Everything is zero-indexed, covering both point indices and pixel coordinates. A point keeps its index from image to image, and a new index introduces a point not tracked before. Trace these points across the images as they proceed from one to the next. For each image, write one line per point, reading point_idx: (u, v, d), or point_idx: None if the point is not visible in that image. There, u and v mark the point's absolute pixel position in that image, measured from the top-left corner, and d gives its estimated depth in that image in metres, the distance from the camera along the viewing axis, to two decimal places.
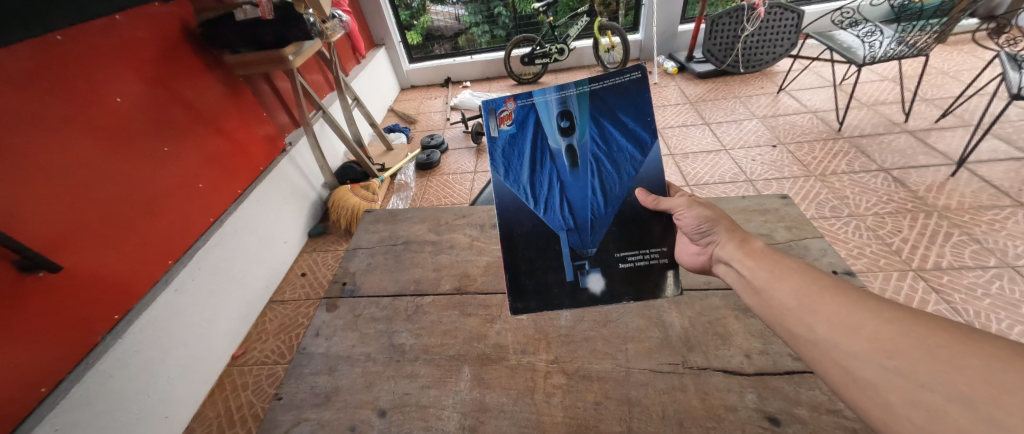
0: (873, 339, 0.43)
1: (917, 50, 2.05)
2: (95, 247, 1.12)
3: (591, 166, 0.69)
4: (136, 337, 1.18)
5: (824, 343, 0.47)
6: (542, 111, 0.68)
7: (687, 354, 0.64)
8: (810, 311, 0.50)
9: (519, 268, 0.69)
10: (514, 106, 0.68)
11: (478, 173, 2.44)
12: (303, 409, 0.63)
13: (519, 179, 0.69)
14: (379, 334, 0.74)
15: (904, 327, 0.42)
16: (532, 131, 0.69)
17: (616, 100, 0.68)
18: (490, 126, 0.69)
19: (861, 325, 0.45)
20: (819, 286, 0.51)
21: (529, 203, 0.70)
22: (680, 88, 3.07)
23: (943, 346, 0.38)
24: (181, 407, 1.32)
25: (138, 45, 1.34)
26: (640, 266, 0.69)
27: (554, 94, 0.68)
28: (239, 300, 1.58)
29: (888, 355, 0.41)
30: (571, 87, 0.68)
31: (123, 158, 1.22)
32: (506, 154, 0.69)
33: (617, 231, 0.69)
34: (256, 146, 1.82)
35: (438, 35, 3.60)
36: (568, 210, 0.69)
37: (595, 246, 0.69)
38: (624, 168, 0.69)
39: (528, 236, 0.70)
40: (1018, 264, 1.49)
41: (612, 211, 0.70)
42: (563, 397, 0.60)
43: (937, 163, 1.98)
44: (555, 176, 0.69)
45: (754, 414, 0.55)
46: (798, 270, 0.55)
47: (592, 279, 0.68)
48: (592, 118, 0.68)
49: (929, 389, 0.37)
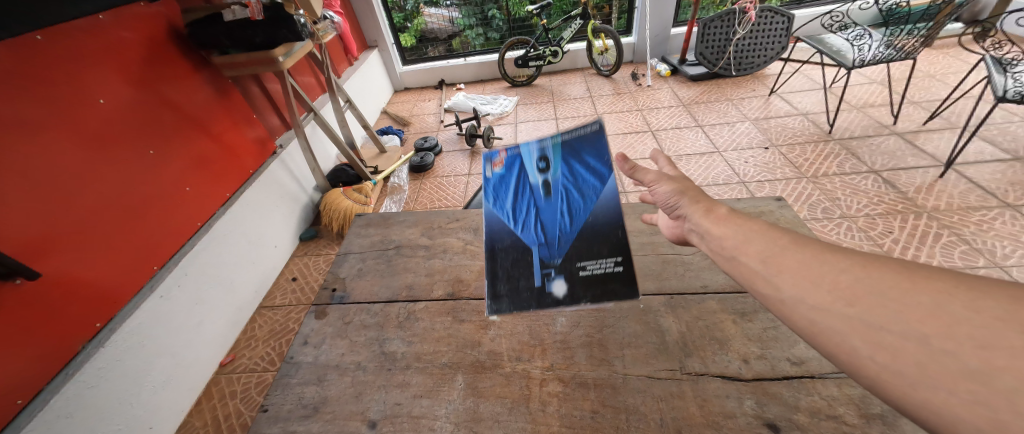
0: (833, 289, 0.42)
1: (905, 53, 2.06)
2: (74, 253, 1.08)
3: (562, 185, 0.69)
4: (119, 345, 1.14)
5: (790, 300, 0.45)
6: (525, 153, 0.73)
7: (685, 359, 0.63)
8: (775, 272, 0.48)
9: (496, 274, 0.69)
10: (504, 151, 0.74)
11: (472, 175, 2.42)
12: (291, 421, 0.61)
13: (503, 206, 0.71)
14: (370, 342, 0.71)
15: (859, 274, 0.42)
16: (516, 168, 0.72)
17: (590, 141, 0.70)
18: (483, 167, 0.74)
19: (823, 279, 0.43)
20: (780, 247, 0.49)
21: (510, 224, 0.70)
22: (673, 90, 3.09)
23: (893, 286, 0.39)
24: (166, 417, 1.28)
25: (124, 45, 1.31)
26: (599, 273, 0.65)
27: (539, 141, 0.73)
28: (227, 306, 1.55)
29: (849, 303, 0.41)
30: (552, 136, 0.73)
31: (105, 161, 1.18)
32: (493, 186, 0.72)
33: (583, 243, 0.67)
34: (247, 148, 1.78)
35: (432, 38, 3.58)
36: (542, 228, 0.69)
37: (561, 256, 0.67)
38: (593, 194, 0.69)
39: (507, 248, 0.70)
40: (1007, 264, 1.50)
41: (580, 228, 0.68)
42: (559, 405, 0.59)
43: (925, 165, 2.01)
44: (532, 203, 0.70)
45: (753, 421, 0.54)
46: (756, 230, 0.53)
47: (556, 283, 0.66)
48: (567, 156, 0.71)
49: (888, 330, 0.37)
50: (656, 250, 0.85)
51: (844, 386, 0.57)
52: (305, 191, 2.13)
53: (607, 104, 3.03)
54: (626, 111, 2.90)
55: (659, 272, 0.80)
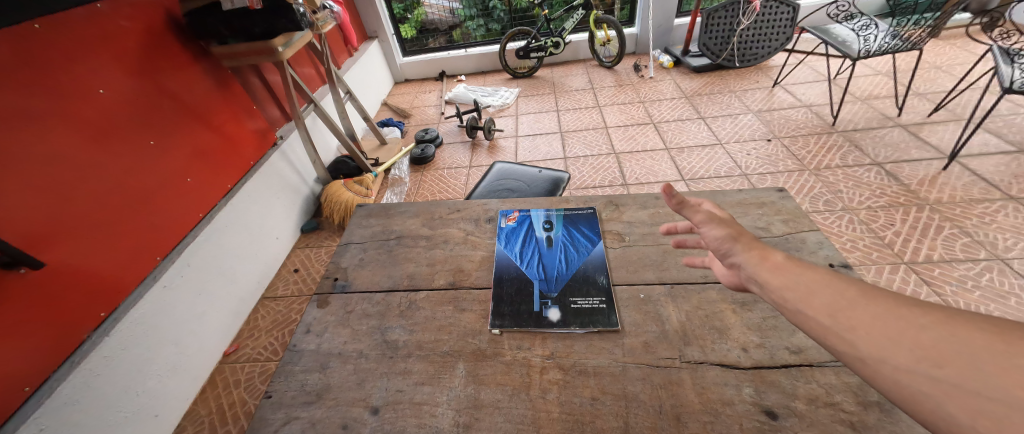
0: (917, 348, 0.37)
1: (912, 43, 2.03)
2: (76, 243, 1.08)
3: (562, 248, 0.85)
4: (123, 335, 1.15)
5: (869, 360, 0.39)
6: (534, 218, 0.95)
7: (684, 348, 0.63)
8: (846, 328, 0.42)
9: (501, 296, 0.75)
10: (518, 215, 0.97)
11: (472, 168, 2.42)
12: (295, 407, 0.62)
13: (512, 248, 0.87)
14: (371, 331, 0.72)
15: (942, 333, 0.37)
16: (526, 227, 0.93)
17: (582, 220, 0.93)
18: (501, 221, 0.95)
19: (902, 336, 0.38)
20: (849, 301, 0.44)
21: (517, 262, 0.83)
22: (676, 82, 3.06)
23: (988, 346, 0.34)
24: (171, 405, 1.30)
25: (121, 34, 1.30)
26: (587, 308, 0.71)
27: (544, 212, 0.97)
28: (230, 297, 1.56)
29: (935, 364, 0.35)
30: (555, 211, 0.97)
31: (106, 152, 1.18)
32: (507, 234, 0.91)
33: (579, 284, 0.76)
34: (247, 139, 1.78)
35: (432, 29, 3.54)
36: (542, 268, 0.81)
37: (556, 291, 0.75)
38: (583, 249, 0.84)
39: (512, 279, 0.79)
40: (1008, 256, 1.50)
41: (573, 273, 0.79)
42: (559, 392, 0.59)
43: (929, 157, 1.99)
44: (536, 249, 0.86)
45: (752, 408, 0.55)
46: (823, 280, 0.48)
47: (551, 311, 0.71)
48: (565, 225, 0.92)
49: (988, 396, 0.31)
50: (657, 241, 0.85)
51: (842, 374, 0.57)
52: (305, 182, 2.13)
53: (609, 96, 3.00)
54: (628, 103, 2.88)
55: (659, 262, 0.80)
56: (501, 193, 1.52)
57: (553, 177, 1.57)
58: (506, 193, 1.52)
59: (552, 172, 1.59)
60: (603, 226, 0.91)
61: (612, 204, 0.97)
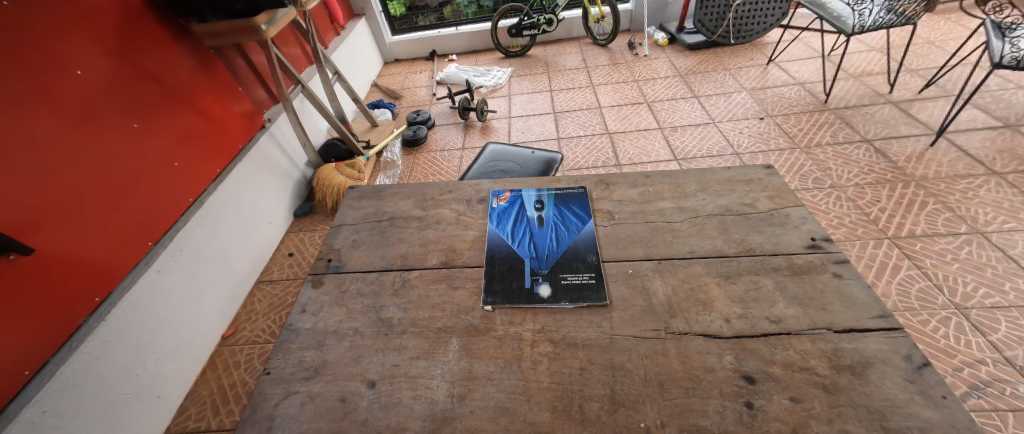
0: None
1: (905, 18, 2.04)
2: (64, 229, 1.07)
3: (552, 227, 0.86)
4: (120, 318, 1.16)
5: None
6: (525, 198, 0.96)
7: (669, 320, 0.66)
8: None
9: (494, 274, 0.77)
10: (510, 195, 0.98)
11: (466, 149, 2.40)
12: (293, 383, 0.64)
13: (505, 228, 0.88)
14: (366, 309, 0.74)
15: None
16: (518, 207, 0.94)
17: (571, 199, 0.94)
18: (492, 202, 0.96)
19: None
20: None
21: (509, 241, 0.84)
22: (670, 60, 3.02)
23: None
24: (172, 386, 1.32)
25: (96, 12, 1.25)
26: (576, 284, 0.74)
27: (535, 193, 0.98)
28: (225, 280, 1.57)
29: None
30: (546, 191, 0.98)
31: (87, 136, 1.16)
32: (499, 216, 0.92)
33: (569, 261, 0.78)
34: (233, 122, 1.75)
35: (421, 5, 3.42)
36: (533, 246, 0.82)
37: (547, 268, 0.77)
38: (572, 228, 0.86)
39: (504, 256, 0.81)
40: (987, 230, 1.54)
41: (562, 250, 0.81)
42: (549, 364, 0.61)
43: (917, 133, 2.02)
44: (527, 228, 0.87)
45: (731, 374, 0.57)
46: None
47: (542, 287, 0.73)
48: (555, 204, 0.93)
49: None
50: (646, 219, 0.87)
51: (818, 341, 0.60)
52: (296, 165, 2.10)
53: (603, 75, 2.96)
54: (622, 82, 2.85)
55: (647, 239, 0.82)
56: (494, 174, 1.52)
57: (547, 158, 1.57)
58: (499, 175, 1.51)
59: (545, 152, 1.58)
60: (594, 204, 0.92)
61: (603, 184, 0.98)
